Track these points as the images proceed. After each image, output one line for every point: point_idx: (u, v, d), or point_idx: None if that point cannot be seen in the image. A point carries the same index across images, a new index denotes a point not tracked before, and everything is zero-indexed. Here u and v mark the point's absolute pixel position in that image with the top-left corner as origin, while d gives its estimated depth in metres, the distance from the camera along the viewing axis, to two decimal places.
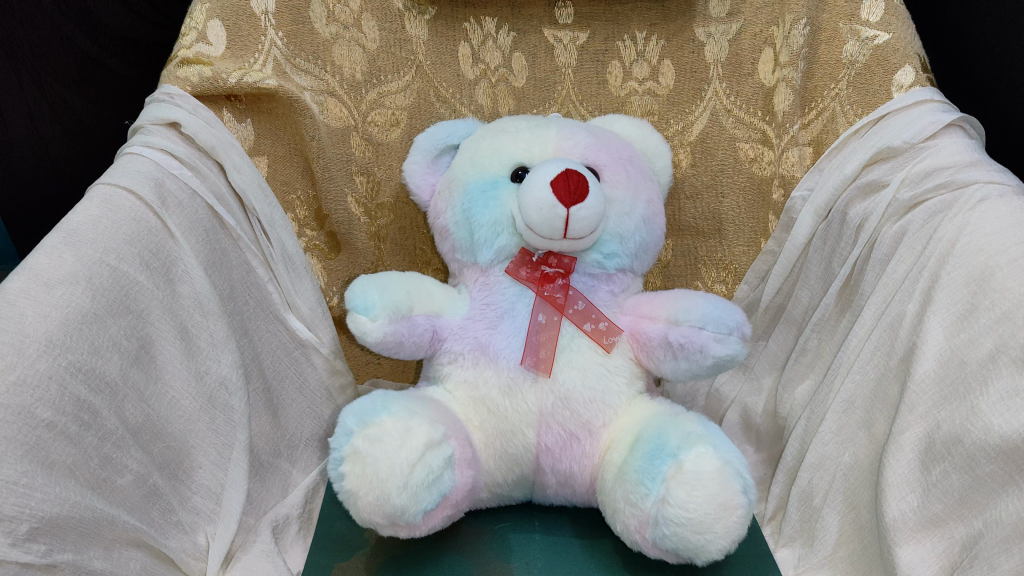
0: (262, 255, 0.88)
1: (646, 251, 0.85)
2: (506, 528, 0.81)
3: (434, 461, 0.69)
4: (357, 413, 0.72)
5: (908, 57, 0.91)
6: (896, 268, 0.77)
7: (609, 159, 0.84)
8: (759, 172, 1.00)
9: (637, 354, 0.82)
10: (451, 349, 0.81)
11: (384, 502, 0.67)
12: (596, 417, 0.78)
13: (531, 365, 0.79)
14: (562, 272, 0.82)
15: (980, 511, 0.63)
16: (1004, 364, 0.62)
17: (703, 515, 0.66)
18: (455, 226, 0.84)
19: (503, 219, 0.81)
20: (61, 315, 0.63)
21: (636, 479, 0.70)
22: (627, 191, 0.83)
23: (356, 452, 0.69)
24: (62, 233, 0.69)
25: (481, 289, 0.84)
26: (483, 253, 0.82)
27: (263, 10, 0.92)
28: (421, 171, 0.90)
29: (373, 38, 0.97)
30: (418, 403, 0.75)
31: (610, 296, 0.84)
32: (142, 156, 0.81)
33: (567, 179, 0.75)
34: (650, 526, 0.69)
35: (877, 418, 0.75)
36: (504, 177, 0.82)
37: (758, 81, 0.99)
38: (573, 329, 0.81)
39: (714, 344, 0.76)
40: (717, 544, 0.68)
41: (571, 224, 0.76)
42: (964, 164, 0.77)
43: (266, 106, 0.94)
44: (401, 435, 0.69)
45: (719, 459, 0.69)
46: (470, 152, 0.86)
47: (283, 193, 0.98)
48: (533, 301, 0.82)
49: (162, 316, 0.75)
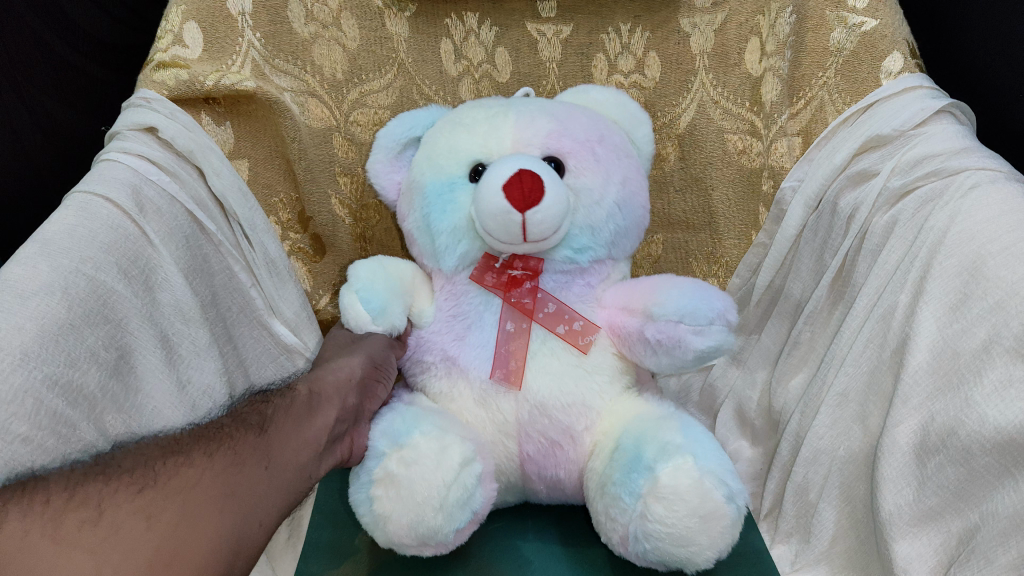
0: (244, 260, 0.88)
1: (620, 236, 0.83)
2: (498, 528, 0.81)
3: (469, 480, 0.67)
4: (389, 433, 0.70)
5: (897, 44, 0.90)
6: (889, 258, 0.76)
7: (572, 145, 0.80)
8: (747, 163, 0.98)
9: (620, 349, 0.80)
10: (423, 360, 0.81)
11: (417, 524, 0.65)
12: (578, 421, 0.75)
13: (500, 378, 0.77)
14: (529, 275, 0.81)
15: (977, 505, 0.62)
16: (998, 354, 0.61)
17: (684, 529, 0.65)
18: (417, 232, 0.83)
19: (461, 225, 0.79)
20: (36, 327, 0.62)
21: (615, 493, 0.69)
22: (592, 177, 0.80)
23: (388, 475, 0.67)
24: (37, 243, 0.68)
25: (447, 297, 0.83)
26: (446, 261, 0.81)
27: (239, 10, 0.91)
28: (383, 170, 0.88)
29: (353, 37, 0.96)
30: (444, 419, 0.73)
31: (586, 289, 0.83)
32: (119, 162, 0.80)
33: (522, 182, 0.72)
34: (632, 540, 0.68)
35: (871, 412, 0.74)
36: (461, 178, 0.80)
37: (745, 72, 0.97)
38: (544, 332, 0.79)
39: (692, 337, 0.74)
40: (702, 556, 0.66)
41: (529, 228, 0.73)
42: (954, 151, 0.75)
43: (245, 108, 0.92)
44: (436, 455, 0.67)
45: (698, 470, 0.67)
46: (429, 151, 0.84)
47: (265, 196, 0.96)
48: (500, 309, 0.81)
49: (142, 324, 0.74)
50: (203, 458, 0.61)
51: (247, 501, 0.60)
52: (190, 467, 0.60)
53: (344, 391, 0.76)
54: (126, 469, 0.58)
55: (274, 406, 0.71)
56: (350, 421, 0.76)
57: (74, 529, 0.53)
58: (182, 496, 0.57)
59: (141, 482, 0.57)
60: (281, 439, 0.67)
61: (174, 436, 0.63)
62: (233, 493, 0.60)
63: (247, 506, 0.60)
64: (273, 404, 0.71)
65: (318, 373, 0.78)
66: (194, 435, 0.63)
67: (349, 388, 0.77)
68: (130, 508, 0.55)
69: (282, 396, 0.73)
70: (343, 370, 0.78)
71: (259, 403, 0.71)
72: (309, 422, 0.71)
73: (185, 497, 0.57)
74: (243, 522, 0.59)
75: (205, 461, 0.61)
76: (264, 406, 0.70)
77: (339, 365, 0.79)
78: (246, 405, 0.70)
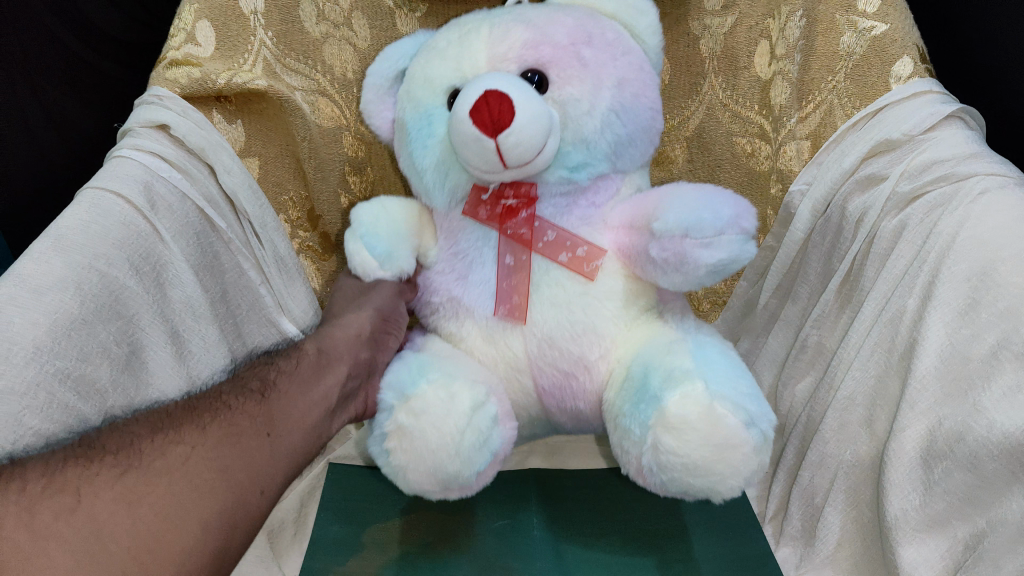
0: (254, 258, 0.88)
1: (623, 146, 0.77)
2: (506, 525, 0.83)
3: (482, 423, 0.67)
4: (394, 385, 0.70)
5: (907, 48, 0.89)
6: (897, 262, 0.75)
7: (553, 54, 0.75)
8: (756, 166, 1.00)
9: (632, 270, 0.76)
10: (430, 301, 0.82)
11: (437, 469, 0.66)
12: (591, 350, 0.74)
13: (504, 313, 0.77)
14: (523, 203, 0.78)
15: (985, 510, 0.62)
16: (1006, 360, 0.61)
17: (699, 458, 0.63)
18: (409, 172, 0.82)
19: (443, 157, 0.77)
20: (49, 322, 0.64)
21: (629, 428, 0.68)
22: (579, 88, 0.74)
23: (400, 426, 0.67)
24: (50, 238, 0.69)
25: (446, 237, 0.82)
26: (437, 198, 0.80)
27: (252, 9, 0.90)
28: (375, 104, 0.86)
29: (364, 37, 0.97)
30: (452, 365, 0.73)
31: (589, 209, 0.79)
32: (130, 159, 0.80)
33: (488, 104, 0.68)
34: (651, 474, 0.68)
35: (878, 416, 0.74)
36: (438, 107, 0.77)
37: (754, 75, 0.97)
38: (546, 263, 0.77)
39: (700, 251, 0.69)
40: (725, 484, 0.65)
41: (506, 155, 0.70)
42: (965, 156, 0.76)
43: (257, 107, 0.93)
44: (445, 402, 0.67)
45: (708, 397, 0.64)
46: (407, 86, 0.81)
47: (275, 194, 0.97)
48: (498, 242, 0.79)
49: (153, 320, 0.74)
50: (193, 435, 0.63)
51: (241, 474, 0.63)
52: (178, 445, 0.62)
53: (352, 346, 0.80)
54: (109, 451, 0.59)
55: (278, 369, 0.74)
56: (360, 378, 0.80)
57: (48, 519, 0.53)
58: (168, 476, 0.59)
59: (124, 464, 0.59)
60: (280, 407, 0.70)
61: (166, 410, 0.65)
62: (223, 468, 0.62)
63: (240, 480, 0.63)
64: (274, 372, 0.74)
65: (326, 330, 0.81)
66: (185, 410, 0.66)
67: (358, 342, 0.80)
68: (112, 493, 0.56)
69: (287, 360, 0.76)
70: (351, 324, 0.81)
71: (261, 370, 0.74)
72: (313, 384, 0.75)
73: (170, 478, 0.59)
74: (236, 495, 0.62)
75: (195, 439, 0.63)
76: (268, 371, 0.74)
77: (348, 319, 0.81)
78: (248, 372, 0.73)
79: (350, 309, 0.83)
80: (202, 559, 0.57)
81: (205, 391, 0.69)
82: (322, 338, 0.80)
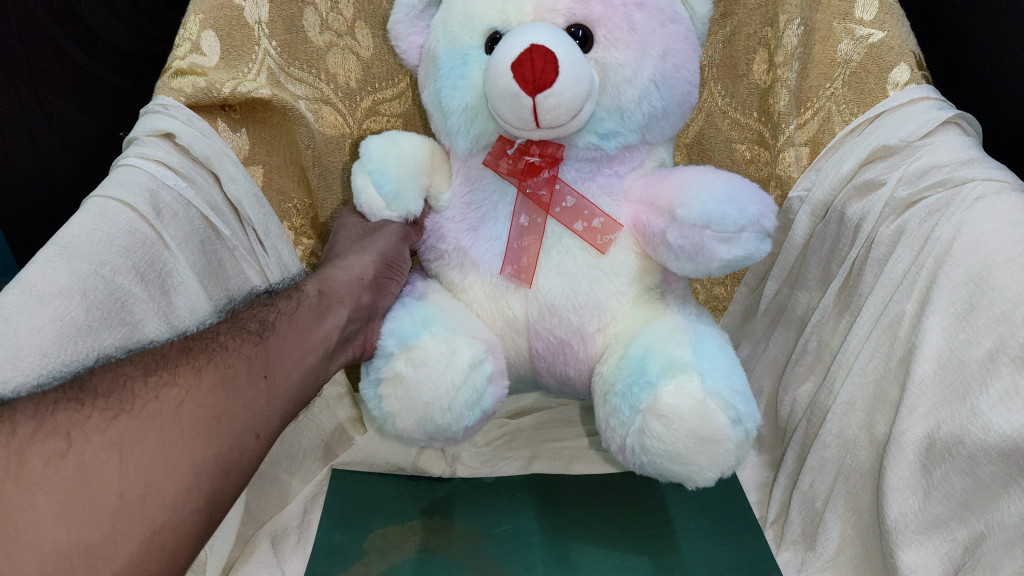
0: (257, 264, 0.89)
1: (657, 117, 0.77)
2: (506, 532, 0.84)
3: (478, 381, 0.69)
4: (398, 333, 0.71)
5: (903, 56, 0.89)
6: (896, 267, 0.76)
7: (603, 11, 0.73)
8: (756, 172, 1.02)
9: (642, 246, 0.78)
10: (437, 248, 0.83)
11: (426, 421, 0.69)
12: (589, 323, 0.76)
13: (510, 274, 0.78)
14: (547, 162, 0.78)
15: (982, 513, 0.63)
16: (1003, 363, 0.62)
17: (682, 447, 0.65)
18: (433, 106, 0.81)
19: (473, 104, 0.76)
20: (56, 329, 0.64)
21: (619, 405, 0.69)
22: (624, 53, 0.73)
23: (397, 375, 0.69)
24: (56, 246, 0.70)
25: (464, 186, 0.82)
26: (459, 142, 0.80)
27: (256, 19, 0.91)
28: (405, 32, 0.83)
29: (367, 46, 0.97)
30: (455, 319, 0.75)
31: (612, 178, 0.79)
32: (135, 166, 0.81)
33: (533, 61, 0.68)
34: (630, 453, 0.69)
35: (878, 420, 0.74)
36: (475, 50, 0.75)
37: (753, 81, 0.99)
38: (560, 229, 0.78)
39: (719, 245, 0.71)
40: (703, 474, 0.67)
41: (541, 113, 0.70)
42: (960, 162, 0.76)
43: (261, 116, 0.94)
44: (445, 358, 0.68)
45: (703, 392, 0.65)
46: (445, 18, 0.79)
47: (279, 203, 0.99)
48: (514, 200, 0.80)
49: (158, 327, 0.75)
50: (187, 377, 0.59)
51: (237, 417, 0.60)
52: (172, 387, 0.58)
53: (355, 289, 0.78)
54: (101, 395, 0.56)
55: (277, 311, 0.71)
56: (362, 320, 0.78)
57: (40, 463, 0.51)
58: (161, 418, 0.56)
59: (115, 408, 0.55)
60: (279, 348, 0.67)
61: (159, 351, 0.62)
62: (220, 411, 0.59)
63: (237, 424, 0.59)
64: (273, 314, 0.71)
65: (329, 274, 0.79)
66: (180, 351, 0.62)
67: (361, 286, 0.79)
68: (102, 438, 0.53)
69: (286, 303, 0.73)
70: (354, 267, 0.80)
71: (260, 311, 0.71)
72: (314, 327, 0.72)
73: (164, 422, 0.56)
74: (233, 438, 0.59)
75: (190, 380, 0.60)
76: (267, 312, 0.71)
77: (351, 261, 0.80)
78: (245, 314, 0.70)
79: (354, 252, 0.82)
80: (198, 508, 0.54)
81: (199, 333, 0.66)
82: (324, 281, 0.78)
